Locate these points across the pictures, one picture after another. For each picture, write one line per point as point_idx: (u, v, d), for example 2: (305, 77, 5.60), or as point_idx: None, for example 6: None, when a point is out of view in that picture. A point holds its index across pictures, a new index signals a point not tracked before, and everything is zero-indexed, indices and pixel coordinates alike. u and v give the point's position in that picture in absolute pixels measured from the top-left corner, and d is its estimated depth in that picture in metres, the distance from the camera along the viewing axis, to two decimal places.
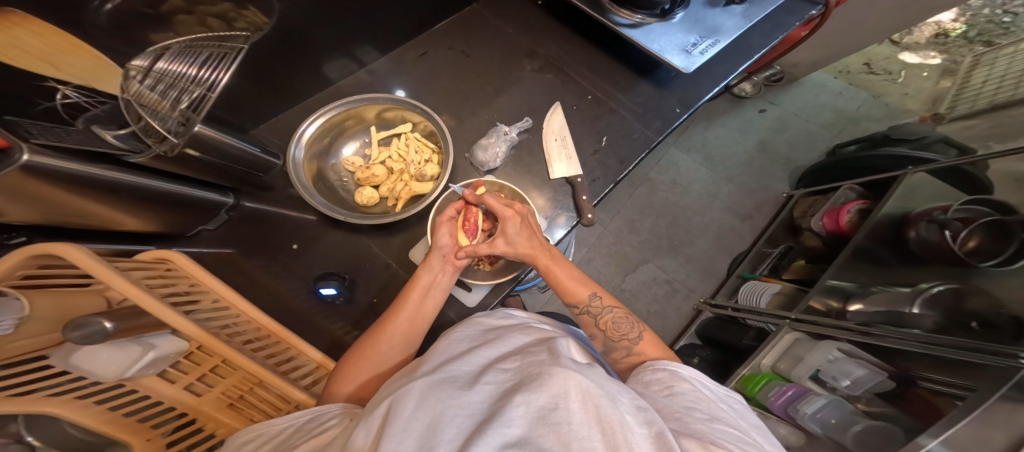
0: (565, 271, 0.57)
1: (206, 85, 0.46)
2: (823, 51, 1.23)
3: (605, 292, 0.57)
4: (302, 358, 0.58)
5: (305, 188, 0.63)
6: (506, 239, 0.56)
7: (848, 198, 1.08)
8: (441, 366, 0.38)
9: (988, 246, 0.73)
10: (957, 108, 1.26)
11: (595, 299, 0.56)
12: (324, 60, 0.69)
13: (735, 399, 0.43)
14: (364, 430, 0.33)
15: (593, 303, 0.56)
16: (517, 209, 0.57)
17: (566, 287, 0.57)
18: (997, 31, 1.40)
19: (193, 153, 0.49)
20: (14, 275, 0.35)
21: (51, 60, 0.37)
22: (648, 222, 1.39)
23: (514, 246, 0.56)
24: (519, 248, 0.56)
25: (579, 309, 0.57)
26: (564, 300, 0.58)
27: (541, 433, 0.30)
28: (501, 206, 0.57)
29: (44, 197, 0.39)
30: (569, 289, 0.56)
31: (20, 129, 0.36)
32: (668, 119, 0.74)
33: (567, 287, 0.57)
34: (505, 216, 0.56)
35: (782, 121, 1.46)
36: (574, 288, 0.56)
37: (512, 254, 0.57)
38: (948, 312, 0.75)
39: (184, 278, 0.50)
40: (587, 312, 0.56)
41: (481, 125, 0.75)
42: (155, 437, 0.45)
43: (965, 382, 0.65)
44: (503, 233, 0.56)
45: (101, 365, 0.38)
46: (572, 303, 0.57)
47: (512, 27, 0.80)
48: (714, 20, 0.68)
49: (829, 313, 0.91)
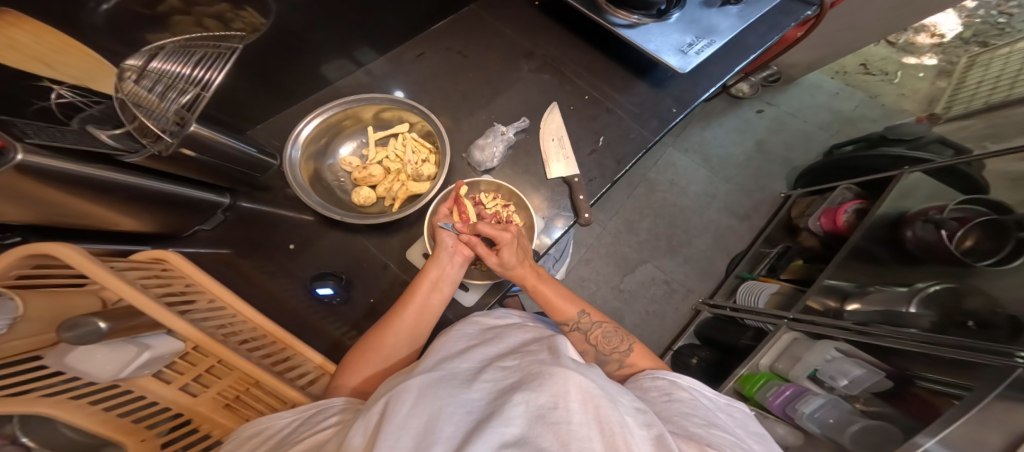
0: (553, 289, 0.58)
1: (200, 85, 0.45)
2: (819, 52, 1.24)
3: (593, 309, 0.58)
4: (299, 358, 0.58)
5: (302, 188, 0.62)
6: (500, 261, 0.56)
7: (845, 198, 1.08)
8: (440, 364, 0.38)
9: (983, 246, 0.74)
10: (953, 108, 1.26)
11: (584, 315, 0.56)
12: (321, 61, 0.69)
13: (737, 408, 0.43)
14: (361, 428, 0.33)
15: (582, 320, 0.56)
16: (513, 235, 0.55)
17: (553, 306, 0.57)
18: (993, 31, 1.39)
19: (190, 152, 0.48)
20: (8, 275, 0.35)
21: (45, 59, 0.37)
22: (646, 223, 1.39)
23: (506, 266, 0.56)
24: (509, 269, 0.56)
25: (568, 326, 0.56)
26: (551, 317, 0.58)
27: (540, 432, 0.30)
28: (496, 232, 0.55)
29: (36, 197, 0.38)
30: (556, 307, 0.56)
31: (15, 128, 0.36)
32: (665, 119, 0.75)
33: (555, 305, 0.57)
34: (500, 242, 0.55)
35: (779, 122, 1.46)
36: (561, 306, 0.56)
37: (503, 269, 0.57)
38: (945, 311, 0.75)
39: (179, 278, 0.50)
40: (577, 329, 0.56)
41: (478, 125, 0.75)
42: (149, 438, 0.44)
43: (961, 381, 0.65)
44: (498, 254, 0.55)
45: (96, 366, 0.38)
46: (561, 320, 0.56)
47: (509, 28, 0.80)
48: (710, 20, 0.68)
49: (826, 312, 0.91)
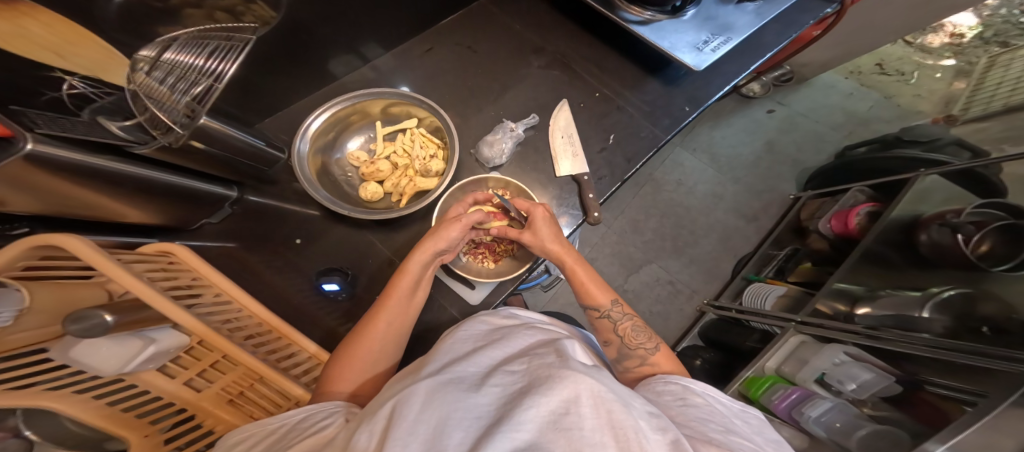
0: (587, 273, 0.57)
1: (213, 76, 0.46)
2: (833, 52, 1.22)
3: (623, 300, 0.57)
4: (302, 354, 0.57)
5: (310, 182, 0.62)
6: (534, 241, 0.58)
7: (857, 200, 1.06)
8: (447, 367, 0.37)
9: (1000, 251, 0.72)
10: (971, 110, 1.22)
11: (615, 305, 0.56)
12: (330, 55, 0.68)
13: (752, 414, 0.42)
14: (367, 429, 0.32)
15: (614, 309, 0.55)
16: (545, 210, 0.58)
17: (586, 289, 0.57)
18: (1015, 31, 1.33)
19: (200, 144, 0.48)
20: (14, 266, 0.35)
21: (57, 49, 0.38)
22: (652, 223, 1.38)
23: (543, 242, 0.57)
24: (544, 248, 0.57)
25: (599, 313, 0.56)
26: (583, 303, 0.57)
27: (552, 438, 0.29)
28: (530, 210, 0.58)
29: (43, 187, 0.38)
30: (589, 291, 0.56)
31: (26, 119, 0.36)
32: (677, 118, 0.73)
33: (587, 287, 0.57)
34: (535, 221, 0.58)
35: (790, 122, 1.44)
36: (594, 291, 0.56)
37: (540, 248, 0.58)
38: (959, 317, 0.73)
39: (186, 271, 0.50)
40: (607, 317, 0.55)
41: (487, 122, 0.74)
42: (153, 433, 0.44)
43: (973, 388, 0.64)
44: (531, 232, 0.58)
45: (100, 358, 0.38)
46: (592, 306, 0.56)
47: (519, 23, 0.79)
48: (726, 17, 0.67)
49: (836, 316, 0.90)
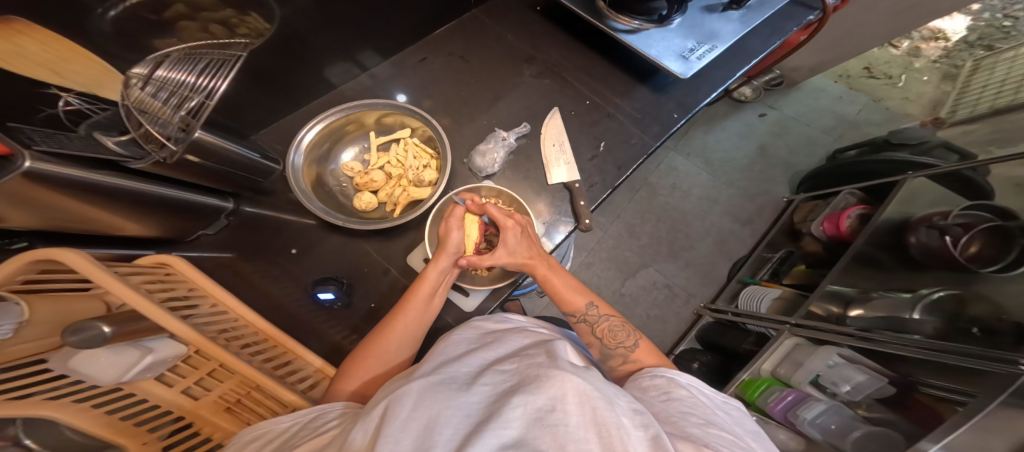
0: (563, 281, 0.57)
1: (204, 93, 0.46)
2: (821, 56, 1.24)
3: (602, 301, 0.58)
4: (300, 362, 0.58)
5: (304, 194, 0.63)
6: (506, 249, 0.54)
7: (848, 203, 1.07)
8: (440, 367, 0.38)
9: (987, 252, 0.73)
10: (958, 113, 1.24)
11: (592, 308, 0.56)
12: (324, 66, 0.70)
13: (734, 406, 0.43)
14: (362, 429, 0.33)
15: (591, 312, 0.56)
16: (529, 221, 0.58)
17: (563, 298, 0.57)
18: (998, 35, 1.38)
19: (195, 158, 0.49)
20: (14, 279, 0.36)
21: (53, 66, 0.39)
22: (648, 227, 1.39)
23: (516, 256, 0.55)
24: (519, 258, 0.55)
25: (576, 317, 0.56)
26: (561, 308, 0.58)
27: (538, 435, 0.30)
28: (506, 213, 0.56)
29: (44, 203, 0.39)
30: (565, 299, 0.56)
31: (23, 135, 0.37)
32: (667, 124, 0.75)
33: (563, 295, 0.57)
34: (506, 224, 0.55)
35: (782, 125, 1.46)
36: (571, 297, 0.56)
37: (512, 262, 0.55)
38: (948, 317, 0.74)
39: (183, 282, 0.52)
40: (584, 321, 0.56)
41: (480, 130, 0.75)
42: (151, 441, 0.44)
43: (965, 388, 0.65)
44: (505, 243, 0.55)
45: (98, 369, 0.39)
46: (568, 311, 0.57)
47: (511, 32, 0.80)
48: (711, 25, 0.68)
49: (829, 318, 0.91)
